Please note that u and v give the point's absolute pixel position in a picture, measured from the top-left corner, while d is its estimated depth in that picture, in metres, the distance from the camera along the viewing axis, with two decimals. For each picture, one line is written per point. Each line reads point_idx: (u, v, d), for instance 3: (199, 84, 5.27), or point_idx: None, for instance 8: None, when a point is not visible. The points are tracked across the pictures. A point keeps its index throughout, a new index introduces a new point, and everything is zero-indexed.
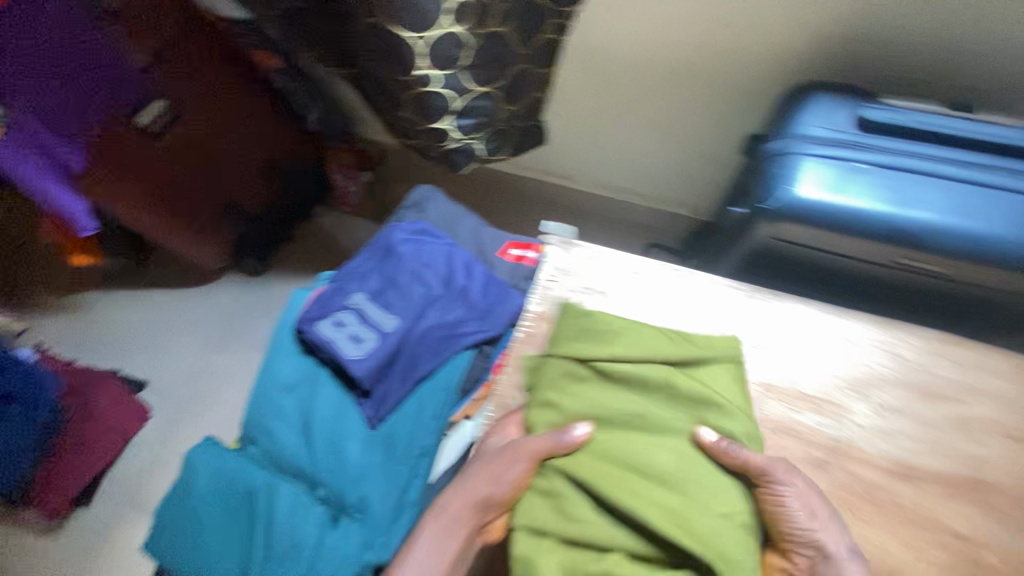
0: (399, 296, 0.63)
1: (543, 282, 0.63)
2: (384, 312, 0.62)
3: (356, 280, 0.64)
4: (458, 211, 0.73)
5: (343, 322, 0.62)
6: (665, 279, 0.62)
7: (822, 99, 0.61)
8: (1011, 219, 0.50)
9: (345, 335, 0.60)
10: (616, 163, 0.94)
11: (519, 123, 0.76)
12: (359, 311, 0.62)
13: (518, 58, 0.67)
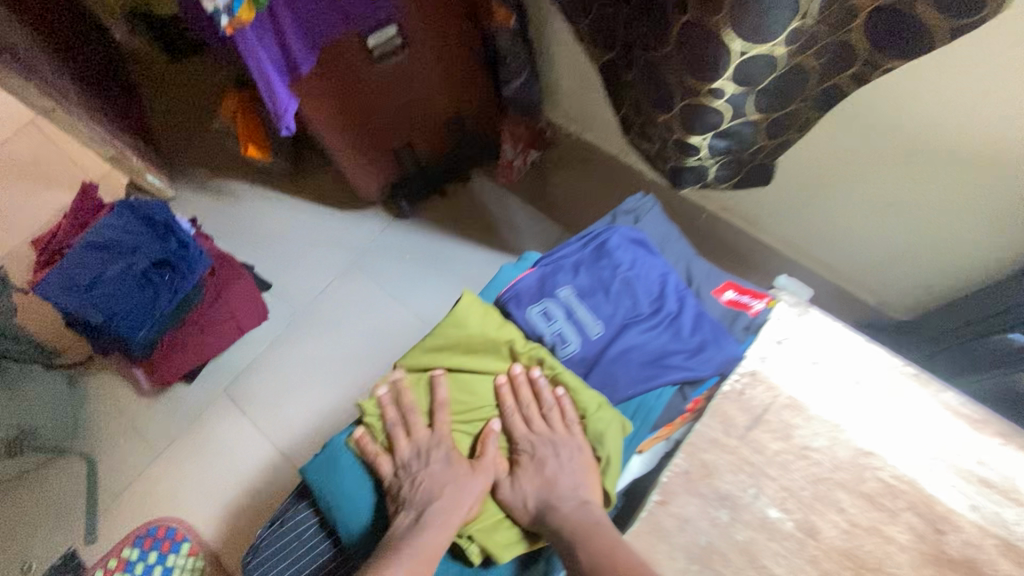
0: (607, 305, 0.60)
1: (767, 339, 0.56)
2: (590, 316, 0.59)
3: (567, 274, 0.61)
4: (674, 231, 0.68)
5: (548, 314, 0.60)
6: (904, 384, 0.54)
7: None
8: None
9: (551, 329, 0.59)
10: (822, 226, 0.87)
11: (760, 158, 0.70)
12: (565, 307, 0.60)
13: (806, 93, 0.60)
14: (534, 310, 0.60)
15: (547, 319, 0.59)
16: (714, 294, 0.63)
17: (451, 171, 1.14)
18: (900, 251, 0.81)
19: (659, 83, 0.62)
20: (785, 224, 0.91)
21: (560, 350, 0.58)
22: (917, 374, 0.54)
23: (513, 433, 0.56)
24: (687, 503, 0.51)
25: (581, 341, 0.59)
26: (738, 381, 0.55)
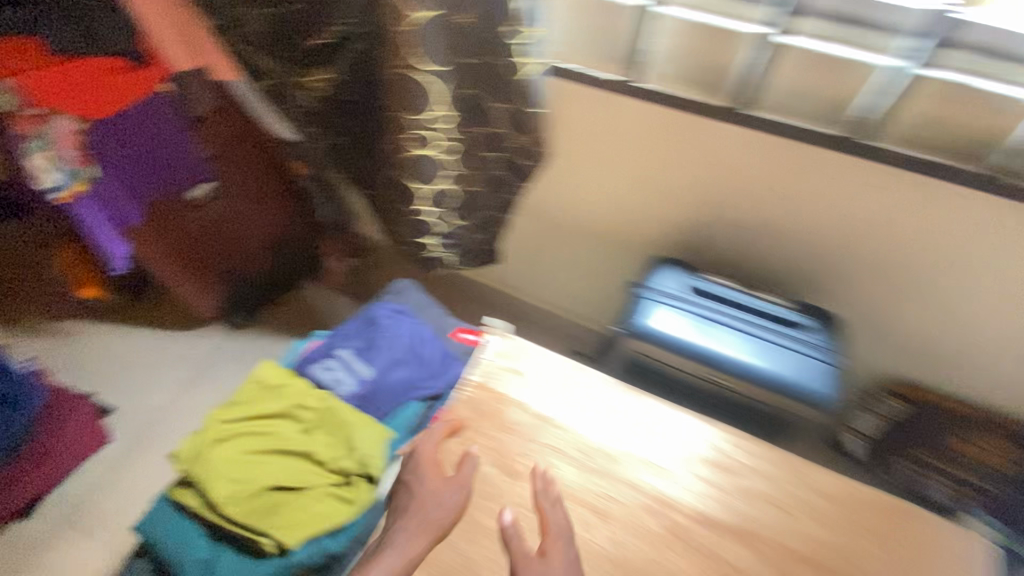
0: (374, 354, 0.86)
1: (482, 358, 0.83)
2: (362, 363, 0.86)
3: (345, 338, 0.88)
4: (426, 300, 0.97)
5: (331, 367, 0.85)
6: (568, 368, 0.82)
7: (663, 265, 0.91)
8: (760, 355, 0.78)
9: (333, 376, 0.83)
10: (553, 283, 1.21)
11: (483, 249, 1.03)
12: (344, 360, 0.85)
13: (490, 212, 0.95)
14: (321, 366, 0.84)
15: (330, 370, 0.84)
16: (456, 336, 0.93)
17: (283, 288, 1.37)
18: (597, 288, 1.18)
19: (394, 208, 0.96)
20: (537, 288, 1.24)
21: (340, 390, 0.83)
22: (574, 359, 0.81)
23: (287, 450, 0.74)
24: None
25: (356, 381, 0.84)
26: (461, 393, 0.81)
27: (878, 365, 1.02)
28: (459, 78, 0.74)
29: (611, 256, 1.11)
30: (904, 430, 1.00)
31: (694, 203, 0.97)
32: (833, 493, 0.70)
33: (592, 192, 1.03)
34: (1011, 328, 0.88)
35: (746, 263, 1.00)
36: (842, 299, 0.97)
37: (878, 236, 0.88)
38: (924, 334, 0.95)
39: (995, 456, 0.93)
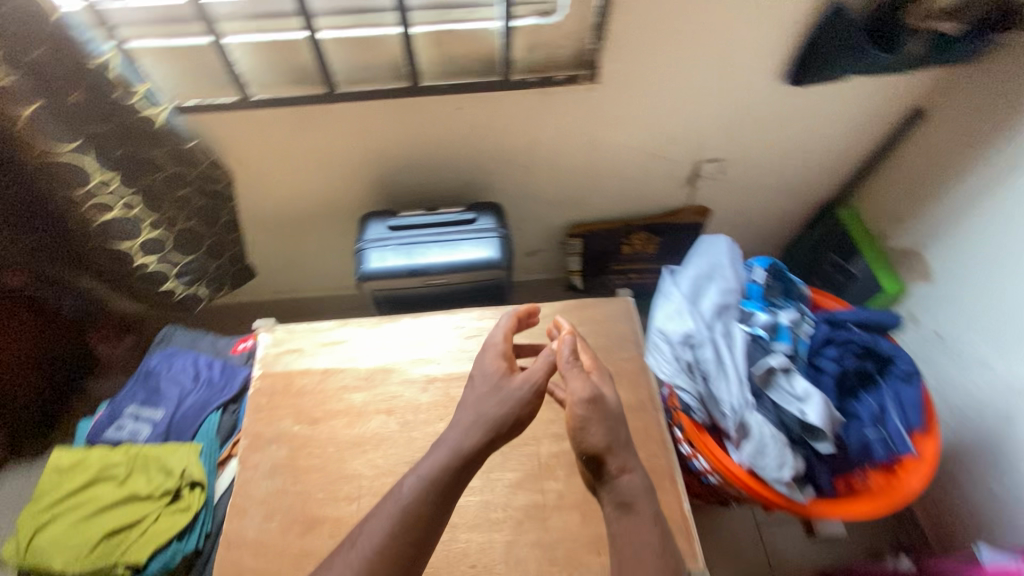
0: (161, 397, 0.98)
1: (259, 355, 1.03)
2: (153, 409, 0.96)
3: (127, 397, 0.97)
4: (196, 333, 1.08)
5: (125, 426, 0.95)
6: (332, 331, 1.05)
7: (370, 219, 1.09)
8: (455, 252, 1.04)
9: (130, 432, 0.93)
10: (299, 276, 1.33)
11: (226, 267, 1.16)
12: (134, 415, 0.96)
13: (205, 233, 1.07)
14: (114, 429, 0.94)
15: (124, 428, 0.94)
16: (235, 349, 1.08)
17: (66, 391, 1.33)
18: (346, 264, 1.31)
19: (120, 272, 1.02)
20: (306, 279, 1.34)
21: (142, 439, 0.93)
22: (332, 321, 1.05)
23: (109, 503, 0.84)
24: (259, 457, 0.91)
25: (153, 426, 0.95)
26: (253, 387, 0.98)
27: (571, 215, 1.26)
28: (100, 144, 0.84)
29: (337, 233, 1.21)
30: (596, 253, 1.32)
31: (353, 170, 1.07)
32: None
33: (285, 183, 1.09)
34: (648, 129, 1.05)
35: (442, 189, 1.13)
36: (518, 187, 1.15)
37: (489, 131, 1.01)
38: (599, 163, 1.11)
39: (648, 242, 1.30)
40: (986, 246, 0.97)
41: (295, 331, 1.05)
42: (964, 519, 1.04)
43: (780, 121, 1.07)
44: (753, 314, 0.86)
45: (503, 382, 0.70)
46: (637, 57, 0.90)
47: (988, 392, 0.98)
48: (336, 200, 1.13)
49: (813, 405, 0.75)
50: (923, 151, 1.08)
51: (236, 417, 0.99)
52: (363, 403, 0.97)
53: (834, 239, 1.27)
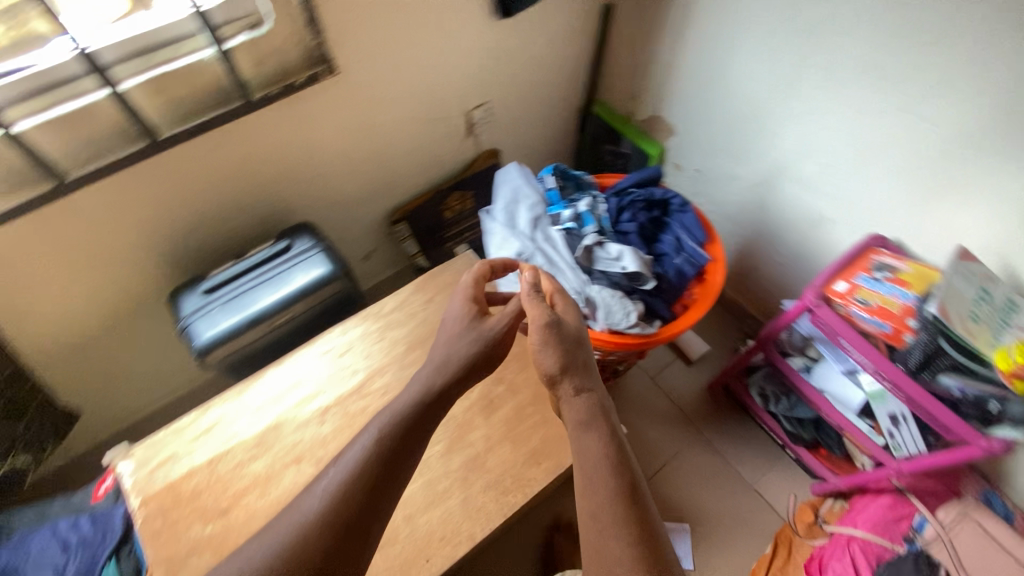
0: None
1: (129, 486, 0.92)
2: None
3: None
4: (40, 506, 0.98)
5: None
6: (198, 420, 0.98)
7: (180, 297, 1.01)
8: (285, 285, 1.02)
9: None
10: (134, 390, 1.19)
11: (38, 422, 1.02)
12: None
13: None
14: None
15: None
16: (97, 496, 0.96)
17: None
18: (182, 354, 1.20)
19: None
20: (146, 391, 1.21)
21: None
22: (191, 412, 0.97)
23: None
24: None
25: None
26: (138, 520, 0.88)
27: (383, 205, 1.29)
28: None
29: (152, 328, 1.10)
30: (426, 229, 1.39)
31: (135, 253, 0.98)
32: (395, 322, 1.08)
33: (60, 305, 0.96)
34: (406, 99, 1.11)
35: (242, 235, 1.09)
36: (317, 199, 1.14)
37: (262, 157, 1.00)
38: (381, 148, 1.16)
39: (465, 200, 1.39)
40: (692, 91, 1.23)
41: (157, 441, 0.96)
42: (769, 292, 1.36)
43: (513, 52, 1.21)
44: (559, 214, 0.99)
45: (475, 322, 0.75)
46: (364, 38, 0.95)
47: (741, 194, 1.27)
48: (133, 293, 1.03)
49: (627, 258, 0.91)
50: (625, 37, 1.31)
51: (136, 557, 0.89)
52: (268, 465, 0.93)
53: (601, 132, 1.50)
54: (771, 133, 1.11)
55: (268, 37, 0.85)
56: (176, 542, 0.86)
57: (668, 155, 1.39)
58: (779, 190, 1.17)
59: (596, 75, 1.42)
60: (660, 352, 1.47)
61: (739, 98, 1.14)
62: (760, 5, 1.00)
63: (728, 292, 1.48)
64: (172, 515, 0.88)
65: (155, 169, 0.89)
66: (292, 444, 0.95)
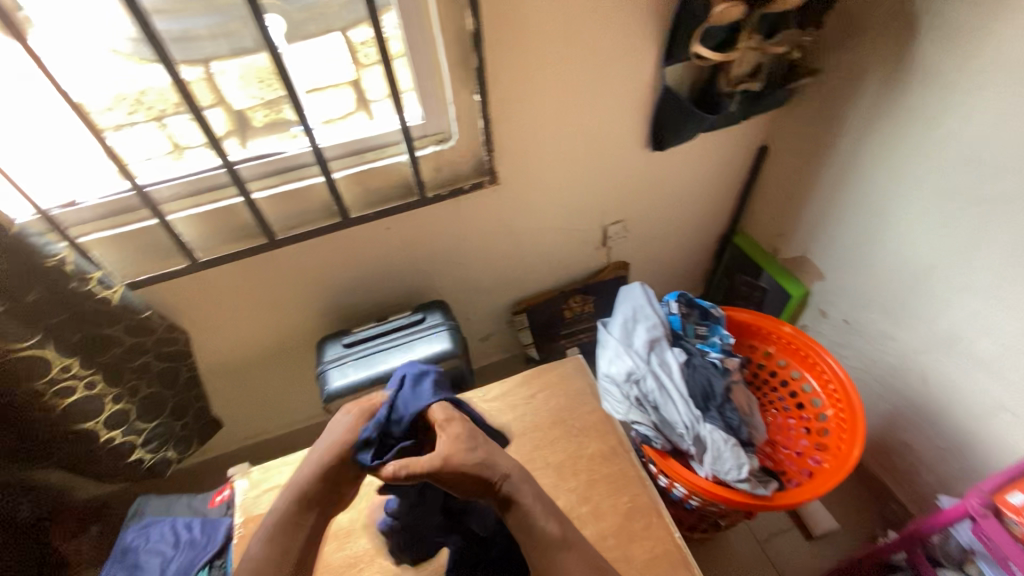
0: (143, 571, 0.99)
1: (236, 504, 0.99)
2: None
3: None
4: (170, 497, 1.13)
5: None
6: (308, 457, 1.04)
7: (326, 343, 1.16)
8: (409, 354, 1.10)
9: None
10: (273, 413, 1.39)
11: (194, 424, 1.18)
12: None
13: (169, 394, 1.10)
14: None
15: None
16: (213, 501, 1.12)
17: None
18: (309, 387, 1.37)
19: (91, 455, 1.02)
20: (275, 417, 1.41)
21: None
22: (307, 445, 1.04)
23: None
24: None
25: None
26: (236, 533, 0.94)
27: (509, 296, 1.39)
28: (57, 335, 0.88)
29: (295, 360, 1.29)
30: (544, 322, 1.44)
31: (304, 299, 1.17)
32: None
33: (239, 328, 1.17)
34: (551, 208, 1.22)
35: (386, 300, 1.25)
36: (453, 282, 1.28)
37: (420, 242, 1.16)
38: (518, 245, 1.27)
39: (587, 303, 1.44)
40: (845, 239, 1.16)
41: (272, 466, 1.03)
42: (924, 477, 1.15)
43: (659, 180, 1.27)
44: (706, 352, 1.00)
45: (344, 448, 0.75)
46: (523, 157, 1.09)
47: (896, 358, 1.13)
48: (293, 330, 1.22)
49: (757, 423, 0.97)
50: (776, 176, 1.30)
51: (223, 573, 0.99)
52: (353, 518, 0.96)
53: (740, 262, 1.47)
54: (941, 301, 1.00)
55: (449, 150, 1.04)
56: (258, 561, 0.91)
57: (812, 298, 1.30)
58: (945, 363, 1.03)
59: (741, 206, 1.42)
60: (776, 515, 1.29)
61: (899, 257, 1.06)
62: (935, 170, 0.94)
63: (869, 465, 1.27)
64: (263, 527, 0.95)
65: (338, 240, 1.08)
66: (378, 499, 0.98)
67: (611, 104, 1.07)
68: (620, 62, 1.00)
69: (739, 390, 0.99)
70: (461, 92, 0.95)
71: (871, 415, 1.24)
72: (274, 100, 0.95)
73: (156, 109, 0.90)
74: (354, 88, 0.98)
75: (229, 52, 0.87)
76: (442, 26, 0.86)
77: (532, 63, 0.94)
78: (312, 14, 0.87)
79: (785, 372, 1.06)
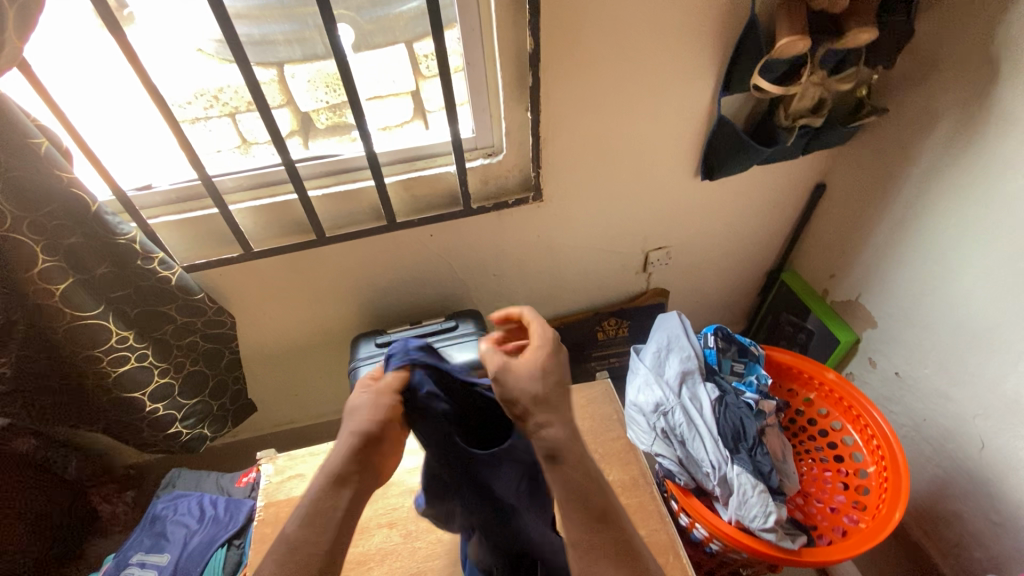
0: (167, 540, 1.04)
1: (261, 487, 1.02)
2: (158, 554, 1.01)
3: (132, 546, 1.03)
4: (200, 472, 1.18)
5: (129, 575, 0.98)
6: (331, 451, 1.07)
7: (360, 340, 1.19)
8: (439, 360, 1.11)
9: None
10: (304, 403, 1.44)
11: (230, 406, 1.23)
12: (139, 562, 1.00)
13: (212, 374, 1.15)
14: None
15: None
16: (238, 481, 1.16)
17: (76, 553, 1.29)
18: (340, 382, 1.40)
19: (135, 423, 1.08)
20: (306, 407, 1.45)
21: None
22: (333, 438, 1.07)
23: None
24: None
25: (158, 570, 0.99)
26: (257, 515, 0.97)
27: (543, 313, 1.39)
28: (118, 308, 0.96)
29: (330, 354, 1.33)
30: (576, 343, 1.43)
31: (345, 296, 1.21)
32: None
33: (282, 318, 1.22)
34: (592, 229, 1.22)
35: (422, 304, 1.27)
36: (488, 293, 1.29)
37: (460, 251, 1.18)
38: (556, 263, 1.27)
39: (622, 326, 1.42)
40: (902, 287, 1.10)
41: (297, 455, 1.06)
42: (973, 553, 1.06)
43: (707, 209, 1.24)
44: (742, 391, 0.96)
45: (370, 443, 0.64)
46: (569, 176, 1.09)
47: (950, 419, 1.05)
48: (331, 325, 1.26)
49: (790, 473, 0.92)
50: (832, 215, 1.25)
51: (241, 552, 1.03)
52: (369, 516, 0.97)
53: (787, 301, 1.41)
54: (1004, 363, 0.93)
55: (497, 164, 1.06)
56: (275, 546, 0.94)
57: (861, 345, 1.23)
58: (1005, 430, 0.95)
59: (792, 243, 1.37)
60: (803, 572, 1.22)
61: (960, 311, 0.99)
62: (1010, 221, 0.88)
63: (913, 532, 1.18)
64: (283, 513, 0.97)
65: (382, 243, 1.12)
66: (395, 501, 0.99)
67: (662, 129, 1.06)
68: (674, 88, 1.00)
69: (775, 435, 0.95)
70: (514, 109, 0.97)
71: (919, 478, 1.15)
72: (338, 104, 1.02)
73: (231, 106, 0.99)
74: (413, 97, 1.04)
75: (301, 57, 0.96)
76: (501, 44, 0.89)
77: (586, 83, 0.95)
78: (381, 26, 0.94)
79: (825, 422, 1.01)
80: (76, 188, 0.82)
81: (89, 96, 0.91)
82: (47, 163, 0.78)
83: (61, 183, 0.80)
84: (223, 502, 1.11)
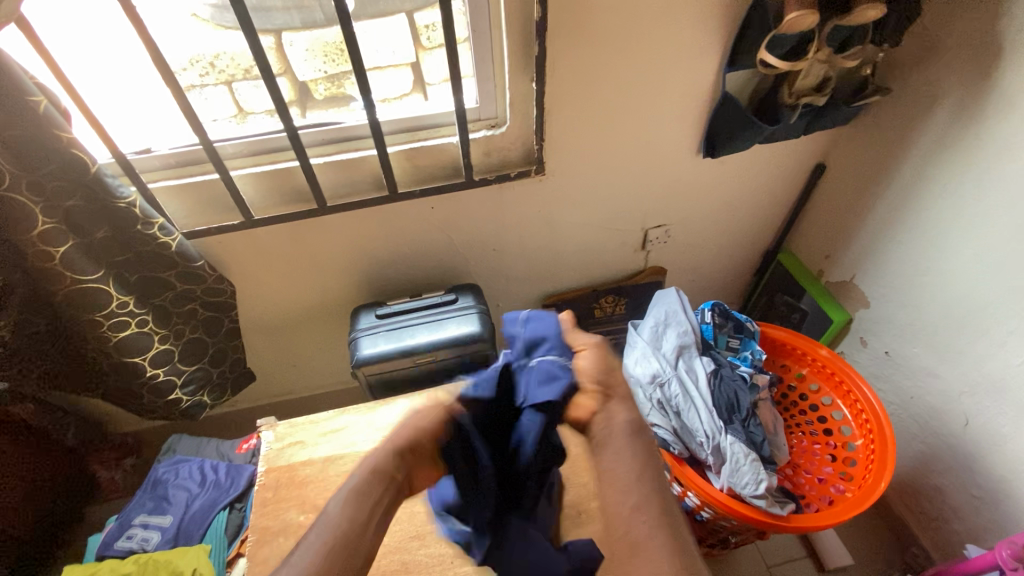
0: (169, 503, 1.05)
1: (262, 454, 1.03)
2: (160, 517, 1.03)
3: (135, 509, 1.05)
4: (200, 439, 1.18)
5: (132, 536, 1.00)
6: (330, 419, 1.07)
7: (360, 311, 1.20)
8: (439, 331, 1.13)
9: (138, 541, 0.99)
10: (302, 373, 1.45)
11: (229, 375, 1.23)
12: (142, 524, 1.02)
13: (212, 342, 1.15)
14: (125, 539, 0.99)
15: (132, 538, 0.99)
16: (239, 448, 1.17)
17: (75, 517, 1.31)
18: (336, 354, 1.42)
19: (135, 389, 1.08)
20: (303, 379, 1.46)
21: (152, 543, 0.99)
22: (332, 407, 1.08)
23: None
24: (266, 551, 0.90)
25: (160, 533, 1.01)
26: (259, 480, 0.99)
27: (540, 290, 1.40)
28: (118, 273, 0.95)
29: (328, 326, 1.34)
30: (572, 319, 1.44)
31: (344, 268, 1.21)
32: None
33: (281, 288, 1.22)
34: (592, 206, 1.22)
35: (420, 279, 1.28)
36: (486, 269, 1.30)
37: (460, 224, 1.18)
38: (555, 241, 1.28)
39: (618, 304, 1.43)
40: (897, 269, 1.12)
41: (296, 423, 1.07)
42: (953, 526, 1.10)
43: (707, 188, 1.25)
44: (736, 365, 0.98)
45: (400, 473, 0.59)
46: (571, 150, 1.09)
47: (937, 398, 1.08)
48: (330, 298, 1.27)
49: (781, 446, 0.95)
50: (830, 196, 1.26)
51: (242, 515, 1.05)
52: None
53: (782, 281, 1.43)
54: (993, 341, 0.95)
55: (500, 137, 1.05)
56: (275, 508, 0.95)
57: (853, 325, 1.26)
58: (990, 407, 0.98)
59: (788, 223, 1.38)
60: (788, 543, 1.26)
61: (951, 292, 1.01)
62: (1007, 203, 0.89)
63: (894, 505, 1.22)
64: (283, 478, 0.99)
65: (383, 214, 1.12)
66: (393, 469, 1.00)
67: (667, 103, 1.05)
68: (681, 62, 0.99)
69: (768, 408, 0.97)
70: (519, 80, 0.97)
71: (903, 454, 1.19)
72: (337, 75, 1.01)
73: (228, 74, 0.97)
74: (414, 69, 1.03)
75: (301, 25, 0.94)
76: (506, 15, 0.88)
77: (592, 55, 0.94)
78: None
79: (816, 397, 1.04)
80: (76, 148, 0.80)
81: (90, 59, 0.89)
82: (47, 123, 0.77)
83: (61, 142, 0.79)
84: (224, 468, 1.12)
